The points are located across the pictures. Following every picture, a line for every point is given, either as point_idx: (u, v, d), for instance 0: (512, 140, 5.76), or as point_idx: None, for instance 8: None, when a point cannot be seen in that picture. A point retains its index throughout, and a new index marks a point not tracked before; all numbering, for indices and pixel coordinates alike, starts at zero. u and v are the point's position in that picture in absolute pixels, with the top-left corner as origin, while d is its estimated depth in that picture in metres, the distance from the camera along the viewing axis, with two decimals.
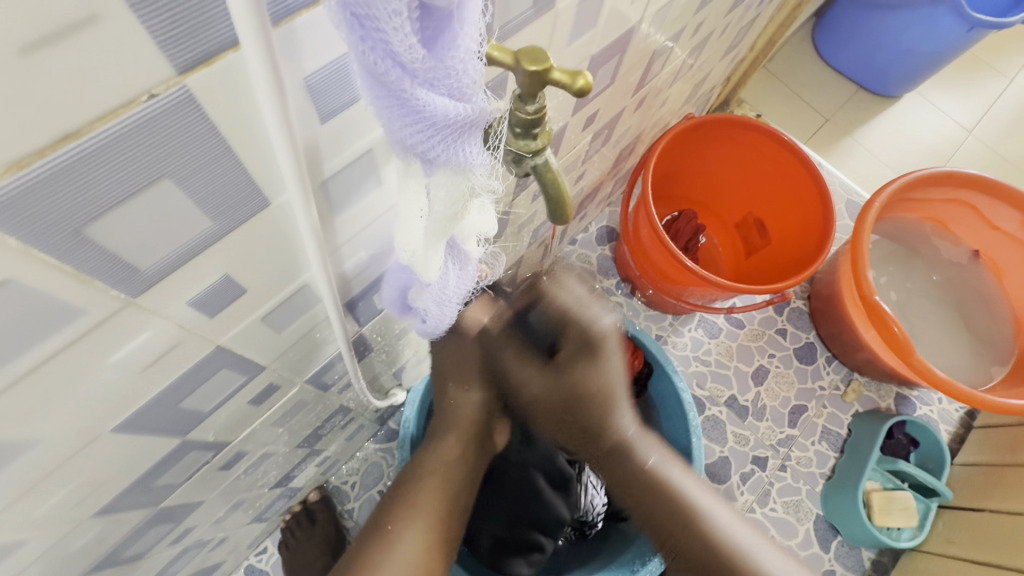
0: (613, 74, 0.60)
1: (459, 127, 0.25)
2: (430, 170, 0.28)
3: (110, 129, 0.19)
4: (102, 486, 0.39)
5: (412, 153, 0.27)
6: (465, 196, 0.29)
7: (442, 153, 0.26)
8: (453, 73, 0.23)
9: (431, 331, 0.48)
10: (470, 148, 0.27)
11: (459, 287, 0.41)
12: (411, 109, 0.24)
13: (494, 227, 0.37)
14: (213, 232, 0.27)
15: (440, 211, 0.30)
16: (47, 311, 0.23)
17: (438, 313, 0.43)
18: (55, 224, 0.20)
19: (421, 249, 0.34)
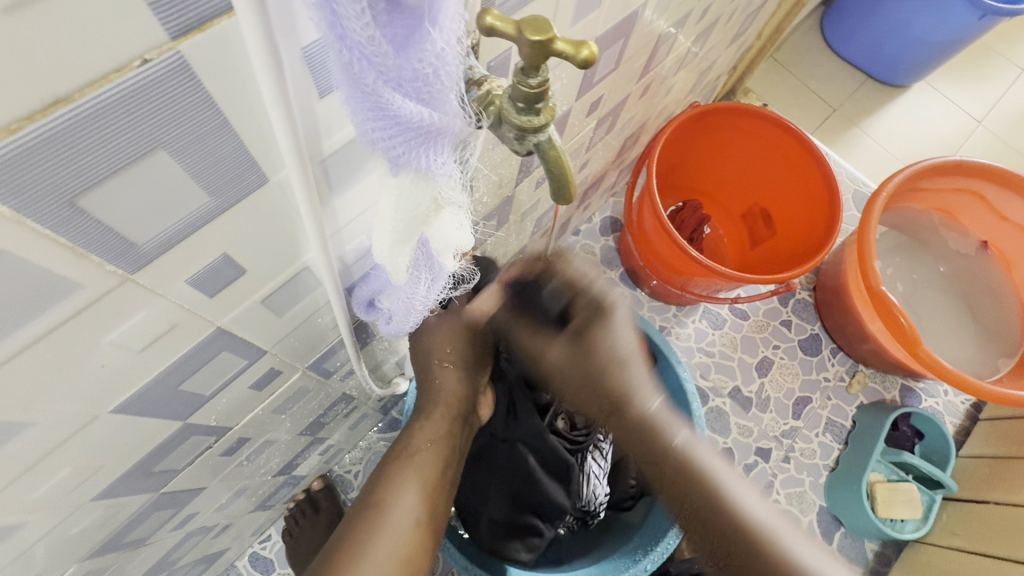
0: (617, 59, 0.59)
1: (425, 133, 0.26)
2: (396, 171, 0.28)
3: (101, 96, 0.19)
4: (101, 469, 0.39)
5: (376, 153, 0.27)
6: (429, 206, 0.30)
7: (403, 154, 0.26)
8: (422, 77, 0.24)
9: (398, 332, 0.49)
10: (434, 156, 0.27)
11: (427, 294, 0.40)
12: (379, 108, 0.24)
13: (470, 241, 0.35)
14: (211, 208, 0.27)
15: (405, 210, 0.30)
16: (41, 286, 0.23)
17: (402, 316, 0.44)
18: (46, 193, 0.20)
19: (388, 252, 0.33)
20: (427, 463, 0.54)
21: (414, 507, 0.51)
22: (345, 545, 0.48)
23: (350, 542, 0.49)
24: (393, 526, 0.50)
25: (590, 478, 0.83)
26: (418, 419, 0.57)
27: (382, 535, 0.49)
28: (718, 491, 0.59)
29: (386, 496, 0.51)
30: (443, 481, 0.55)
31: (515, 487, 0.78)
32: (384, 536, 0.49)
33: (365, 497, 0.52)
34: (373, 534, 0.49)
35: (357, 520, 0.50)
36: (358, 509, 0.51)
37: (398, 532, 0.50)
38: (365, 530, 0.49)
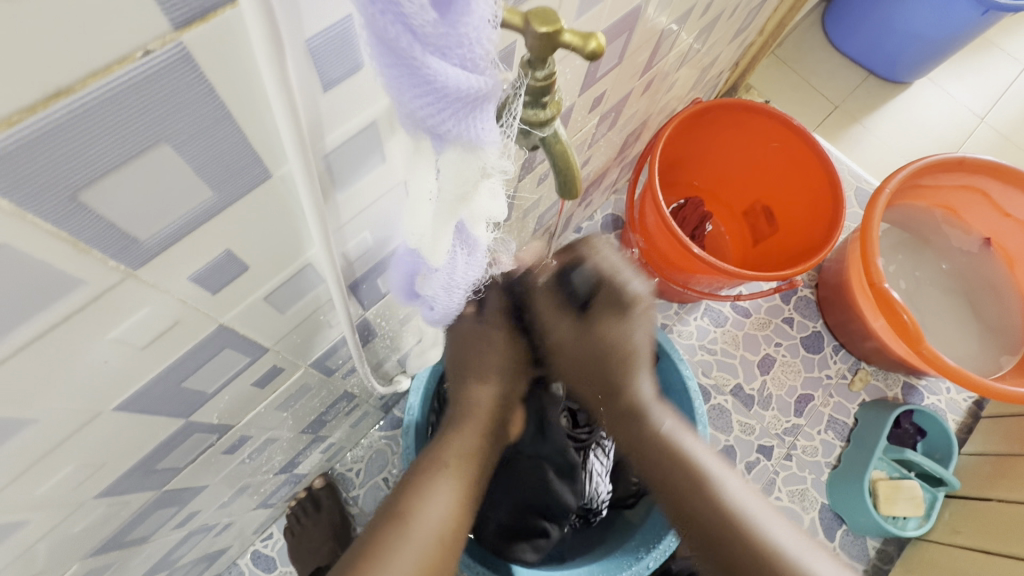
0: (620, 54, 0.59)
1: (470, 102, 0.24)
2: (441, 146, 0.27)
3: (103, 87, 0.18)
4: (103, 467, 0.38)
5: (420, 127, 0.25)
6: (475, 176, 0.28)
7: (452, 128, 0.25)
8: (465, 42, 0.22)
9: (439, 318, 0.48)
10: (482, 124, 0.26)
11: (467, 272, 0.40)
12: (422, 80, 0.23)
13: (505, 212, 0.34)
14: (213, 204, 0.26)
15: (449, 189, 0.29)
16: (43, 281, 0.22)
17: (444, 298, 0.43)
18: (47, 188, 0.19)
19: (428, 233, 0.34)
20: (453, 477, 0.55)
21: (439, 516, 0.52)
22: (367, 545, 0.50)
23: (376, 543, 0.50)
24: (417, 537, 0.51)
25: (592, 475, 0.85)
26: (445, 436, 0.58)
27: (407, 545, 0.50)
28: (741, 520, 0.56)
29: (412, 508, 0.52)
30: (472, 494, 0.56)
31: (524, 489, 0.79)
32: (413, 543, 0.50)
33: (389, 509, 0.52)
34: (396, 540, 0.50)
35: (382, 523, 0.51)
36: (381, 513, 0.52)
37: (422, 543, 0.51)
38: (393, 538, 0.50)
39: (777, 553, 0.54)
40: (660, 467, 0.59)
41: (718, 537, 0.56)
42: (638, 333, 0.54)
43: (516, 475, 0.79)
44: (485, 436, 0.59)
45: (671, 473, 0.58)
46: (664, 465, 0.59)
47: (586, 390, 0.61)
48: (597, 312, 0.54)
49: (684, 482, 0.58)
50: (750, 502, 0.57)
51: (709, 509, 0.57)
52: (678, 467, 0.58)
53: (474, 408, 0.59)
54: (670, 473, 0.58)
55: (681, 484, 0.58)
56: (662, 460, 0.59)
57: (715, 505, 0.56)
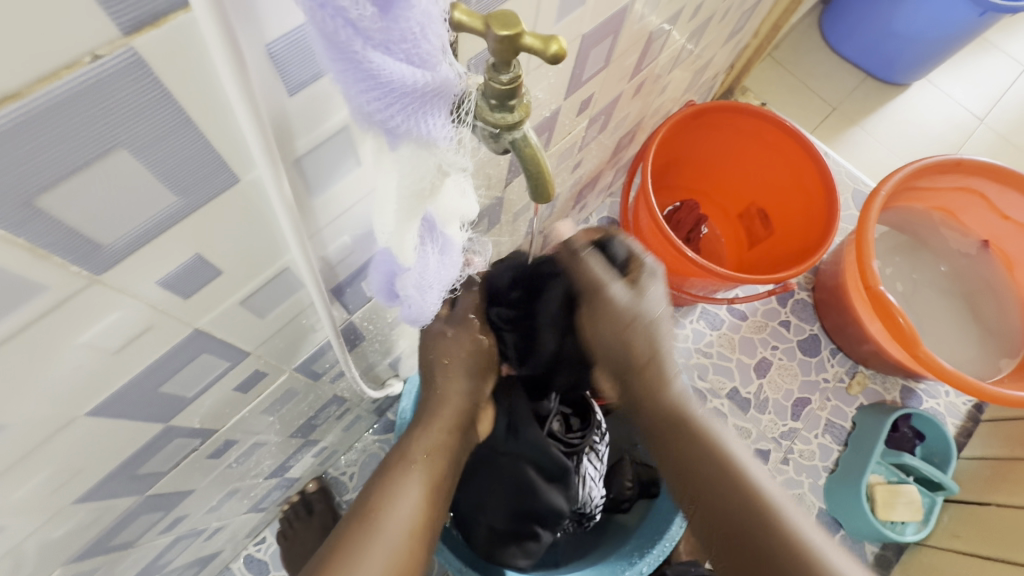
0: (607, 57, 0.59)
1: (419, 96, 0.24)
2: (395, 142, 0.27)
3: (52, 93, 0.18)
4: (80, 472, 0.38)
5: (373, 125, 0.26)
6: (432, 172, 0.29)
7: (402, 124, 0.25)
8: (410, 37, 0.22)
9: (416, 320, 0.47)
10: (432, 120, 0.26)
11: (440, 274, 0.39)
12: (367, 75, 0.23)
13: (475, 210, 0.35)
14: (179, 208, 0.26)
15: (409, 185, 0.30)
16: (3, 287, 0.22)
17: (420, 300, 0.42)
18: (1, 193, 0.19)
19: (395, 230, 0.34)
20: (421, 474, 0.55)
21: (410, 514, 0.52)
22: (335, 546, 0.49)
23: (344, 538, 0.49)
24: (385, 534, 0.50)
25: (586, 480, 0.82)
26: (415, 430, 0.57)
27: (373, 544, 0.49)
28: (776, 512, 0.53)
29: (382, 503, 0.52)
30: (438, 490, 0.56)
31: (512, 493, 0.76)
32: (384, 538, 0.50)
33: (358, 507, 0.52)
34: (366, 535, 0.49)
35: (351, 524, 0.50)
36: (352, 510, 0.52)
37: (388, 540, 0.50)
38: (362, 535, 0.49)
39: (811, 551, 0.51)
40: (692, 450, 0.56)
41: (748, 532, 0.54)
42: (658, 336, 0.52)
43: (499, 474, 0.75)
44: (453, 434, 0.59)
45: (700, 453, 0.56)
46: (698, 451, 0.56)
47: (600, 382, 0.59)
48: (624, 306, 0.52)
49: (716, 472, 0.55)
50: (783, 497, 0.55)
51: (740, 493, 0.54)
52: (723, 467, 0.55)
53: (440, 401, 0.58)
54: (699, 451, 0.56)
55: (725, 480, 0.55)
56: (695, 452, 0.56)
57: (746, 491, 0.54)
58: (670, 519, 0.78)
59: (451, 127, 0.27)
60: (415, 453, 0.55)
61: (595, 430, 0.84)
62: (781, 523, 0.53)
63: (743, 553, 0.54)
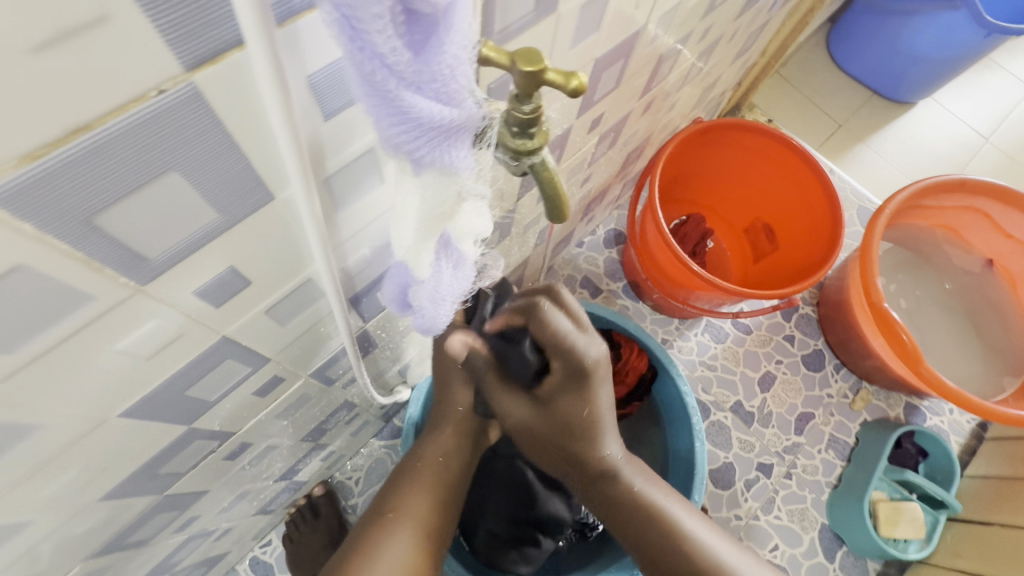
0: (618, 78, 0.61)
1: (445, 130, 0.26)
2: (419, 169, 0.28)
3: (119, 123, 0.20)
4: (106, 472, 0.40)
5: (400, 153, 0.27)
6: (452, 199, 0.31)
7: (427, 154, 0.27)
8: (441, 78, 0.24)
9: (428, 331, 0.49)
10: (456, 150, 0.27)
11: (453, 286, 0.41)
12: (400, 111, 0.24)
13: (488, 229, 0.35)
14: (218, 224, 0.28)
15: (429, 208, 0.31)
16: (58, 297, 0.24)
17: (433, 311, 0.44)
18: (66, 212, 0.21)
19: (413, 246, 0.35)
20: (435, 473, 0.57)
21: (424, 512, 0.55)
22: (355, 546, 0.51)
23: (362, 542, 0.51)
24: (406, 529, 0.53)
25: None
26: (429, 432, 0.60)
27: (393, 538, 0.52)
28: (710, 562, 0.58)
29: (399, 504, 0.54)
30: (450, 491, 0.58)
31: (517, 502, 0.78)
32: (401, 536, 0.52)
33: (376, 506, 0.55)
34: (381, 537, 0.51)
35: (367, 527, 0.53)
36: (367, 514, 0.53)
37: (413, 532, 0.53)
38: (379, 533, 0.52)
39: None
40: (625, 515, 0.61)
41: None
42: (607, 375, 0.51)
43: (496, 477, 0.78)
44: (465, 439, 0.61)
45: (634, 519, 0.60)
46: (632, 513, 0.60)
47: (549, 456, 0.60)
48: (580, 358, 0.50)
49: (647, 531, 0.60)
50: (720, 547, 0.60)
51: (674, 548, 0.59)
52: (661, 529, 0.60)
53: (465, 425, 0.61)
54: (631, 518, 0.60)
55: (668, 546, 0.59)
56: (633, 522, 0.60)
57: (684, 552, 0.59)
58: None
59: (471, 155, 0.29)
60: (427, 454, 0.58)
61: None
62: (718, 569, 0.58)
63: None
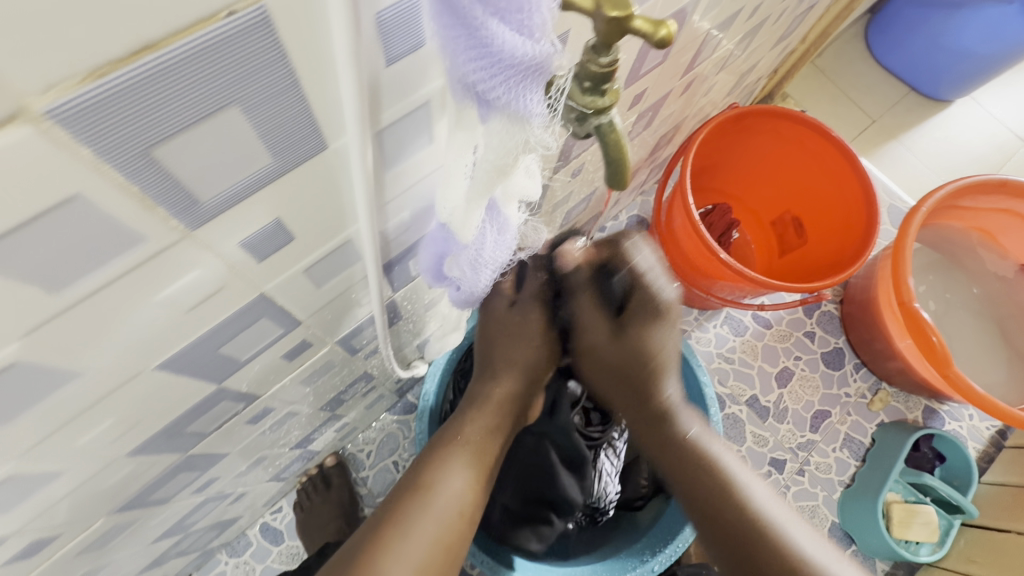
0: (666, 52, 0.58)
1: (522, 70, 0.24)
2: (487, 114, 0.27)
3: (185, 46, 0.18)
4: (136, 427, 0.39)
5: (470, 92, 0.26)
6: (517, 149, 0.28)
7: (501, 96, 0.25)
8: (525, 8, 0.22)
9: (465, 298, 0.49)
10: (530, 95, 0.25)
11: (495, 253, 0.40)
12: (479, 42, 0.23)
13: (537, 192, 0.36)
14: (271, 170, 0.27)
15: (489, 160, 0.29)
16: (109, 234, 0.23)
17: (472, 279, 0.43)
18: (123, 141, 0.20)
19: (461, 208, 0.35)
20: (469, 454, 0.55)
21: (457, 490, 0.53)
22: (388, 515, 0.50)
23: (394, 514, 0.50)
24: (438, 508, 0.51)
25: (603, 475, 0.83)
26: (468, 409, 0.58)
27: (425, 515, 0.50)
28: (773, 535, 0.54)
29: (432, 481, 0.52)
30: (482, 477, 0.56)
31: (532, 481, 0.79)
32: (435, 512, 0.50)
33: (410, 479, 0.53)
34: (416, 510, 0.50)
35: (401, 498, 0.51)
36: (400, 486, 0.52)
37: (439, 514, 0.51)
38: (414, 507, 0.50)
39: (805, 563, 0.52)
40: (688, 469, 0.58)
41: (753, 552, 0.54)
42: (671, 345, 0.59)
43: (519, 459, 0.79)
44: (505, 417, 0.60)
45: (696, 474, 0.58)
46: (691, 470, 0.58)
47: (612, 397, 0.62)
48: (632, 327, 0.58)
49: (707, 482, 0.57)
50: (783, 516, 0.55)
51: (733, 509, 0.55)
52: (724, 497, 0.56)
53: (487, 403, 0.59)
54: (692, 472, 0.58)
55: (734, 515, 0.55)
56: (703, 494, 0.57)
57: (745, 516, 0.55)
58: (682, 520, 0.78)
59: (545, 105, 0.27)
60: (467, 435, 0.56)
61: (616, 427, 0.85)
62: (779, 544, 0.53)
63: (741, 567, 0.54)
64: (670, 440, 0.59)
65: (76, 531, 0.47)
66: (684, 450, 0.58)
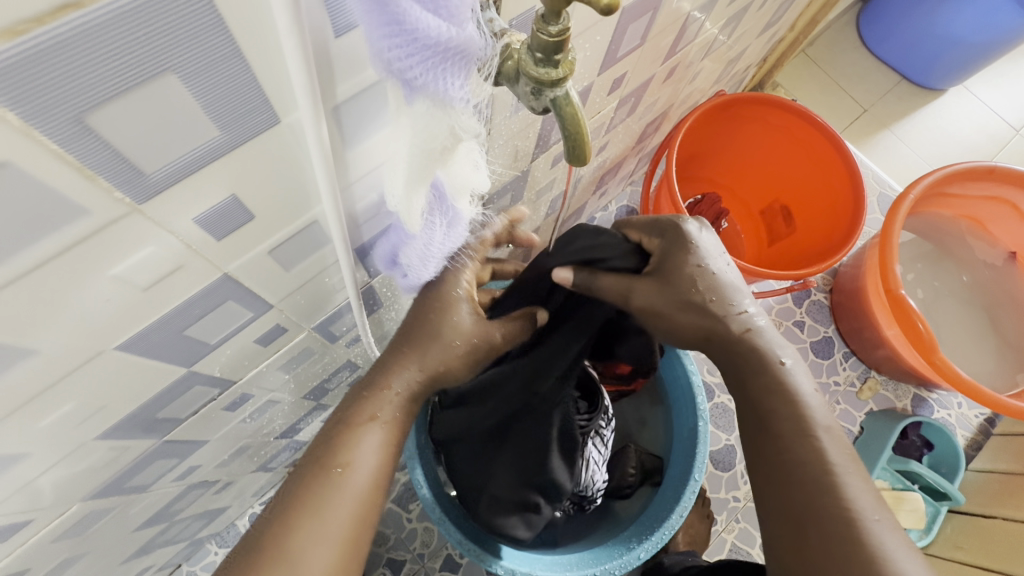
0: (644, 35, 0.58)
1: (441, 51, 0.25)
2: (411, 96, 0.27)
3: (111, 6, 0.18)
4: (104, 409, 0.39)
5: (392, 74, 0.26)
6: (446, 135, 0.29)
7: (419, 76, 0.26)
8: None
9: (419, 286, 0.50)
10: (449, 77, 0.26)
11: (444, 244, 0.41)
12: (393, 19, 0.23)
13: (486, 183, 0.37)
14: (221, 143, 0.26)
15: (421, 142, 0.30)
16: (50, 205, 0.23)
17: (420, 268, 0.44)
18: (54, 106, 0.20)
19: (404, 195, 0.34)
20: (387, 433, 0.49)
21: (375, 466, 0.47)
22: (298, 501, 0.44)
23: (306, 499, 0.44)
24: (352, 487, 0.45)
25: (589, 464, 0.82)
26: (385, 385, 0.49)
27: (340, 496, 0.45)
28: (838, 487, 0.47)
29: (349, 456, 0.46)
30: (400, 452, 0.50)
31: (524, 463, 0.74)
32: (352, 495, 0.45)
33: (324, 453, 0.46)
34: (328, 493, 0.44)
35: (309, 481, 0.45)
36: (311, 466, 0.46)
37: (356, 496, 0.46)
38: (326, 491, 0.45)
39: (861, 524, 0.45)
40: (768, 400, 0.52)
41: (808, 495, 0.48)
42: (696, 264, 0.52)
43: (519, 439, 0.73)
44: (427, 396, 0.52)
45: (772, 405, 0.52)
46: (771, 400, 0.52)
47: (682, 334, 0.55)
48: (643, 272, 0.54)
49: (785, 412, 0.51)
50: (854, 478, 0.48)
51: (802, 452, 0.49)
52: (797, 436, 0.50)
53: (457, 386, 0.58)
54: (770, 401, 0.52)
55: (808, 479, 0.48)
56: (775, 455, 0.50)
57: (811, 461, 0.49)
58: (670, 508, 0.78)
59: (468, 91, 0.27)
60: (386, 413, 0.49)
61: (602, 414, 0.83)
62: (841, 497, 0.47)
63: (795, 541, 0.47)
64: (761, 365, 0.52)
65: (51, 516, 0.47)
66: (771, 379, 0.52)
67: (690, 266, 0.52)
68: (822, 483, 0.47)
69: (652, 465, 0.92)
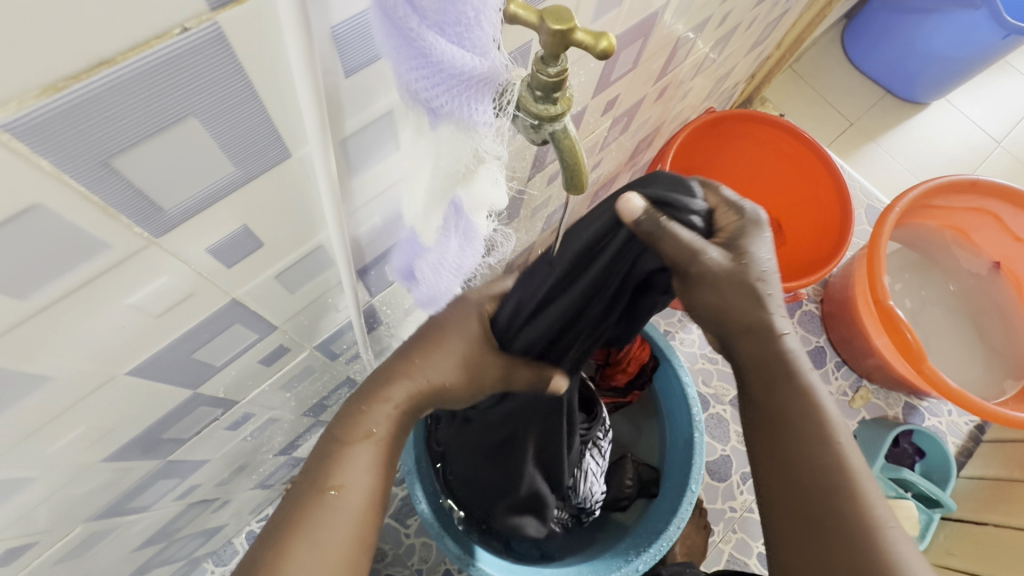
0: (636, 59, 0.60)
1: (467, 81, 0.27)
2: (436, 121, 0.29)
3: (142, 61, 0.20)
4: (111, 433, 0.40)
5: (419, 101, 0.28)
6: (469, 158, 0.31)
7: (446, 104, 0.28)
8: (463, 21, 0.24)
9: (431, 302, 0.50)
10: (475, 104, 0.28)
11: (459, 260, 0.40)
12: (419, 52, 0.25)
13: (503, 200, 0.35)
14: (236, 178, 0.28)
15: (445, 164, 0.32)
16: (74, 241, 0.24)
17: (433, 282, 0.44)
18: (85, 152, 0.21)
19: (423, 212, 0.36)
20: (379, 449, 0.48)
21: (369, 484, 0.46)
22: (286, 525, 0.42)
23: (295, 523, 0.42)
24: (346, 508, 0.43)
25: (587, 475, 0.83)
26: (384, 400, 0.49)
27: (331, 519, 0.42)
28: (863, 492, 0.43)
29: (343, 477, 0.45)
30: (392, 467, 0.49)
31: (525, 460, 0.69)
32: (345, 516, 0.43)
33: (318, 472, 0.45)
34: (319, 516, 0.42)
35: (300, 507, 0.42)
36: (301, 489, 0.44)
37: (351, 518, 0.44)
38: (317, 514, 0.42)
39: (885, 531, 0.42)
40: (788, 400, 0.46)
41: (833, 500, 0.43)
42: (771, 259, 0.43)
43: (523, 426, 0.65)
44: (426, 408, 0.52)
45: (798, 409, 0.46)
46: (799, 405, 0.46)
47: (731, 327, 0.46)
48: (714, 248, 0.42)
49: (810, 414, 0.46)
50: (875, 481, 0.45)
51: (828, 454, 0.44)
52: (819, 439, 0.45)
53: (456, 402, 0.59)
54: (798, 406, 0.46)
55: (832, 484, 0.44)
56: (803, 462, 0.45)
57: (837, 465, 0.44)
58: (667, 520, 0.79)
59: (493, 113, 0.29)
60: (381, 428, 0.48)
61: (600, 425, 0.84)
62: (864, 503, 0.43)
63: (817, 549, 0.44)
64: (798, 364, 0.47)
65: (52, 539, 0.47)
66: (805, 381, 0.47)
67: (758, 250, 0.43)
68: (848, 488, 0.43)
69: (649, 476, 0.92)
